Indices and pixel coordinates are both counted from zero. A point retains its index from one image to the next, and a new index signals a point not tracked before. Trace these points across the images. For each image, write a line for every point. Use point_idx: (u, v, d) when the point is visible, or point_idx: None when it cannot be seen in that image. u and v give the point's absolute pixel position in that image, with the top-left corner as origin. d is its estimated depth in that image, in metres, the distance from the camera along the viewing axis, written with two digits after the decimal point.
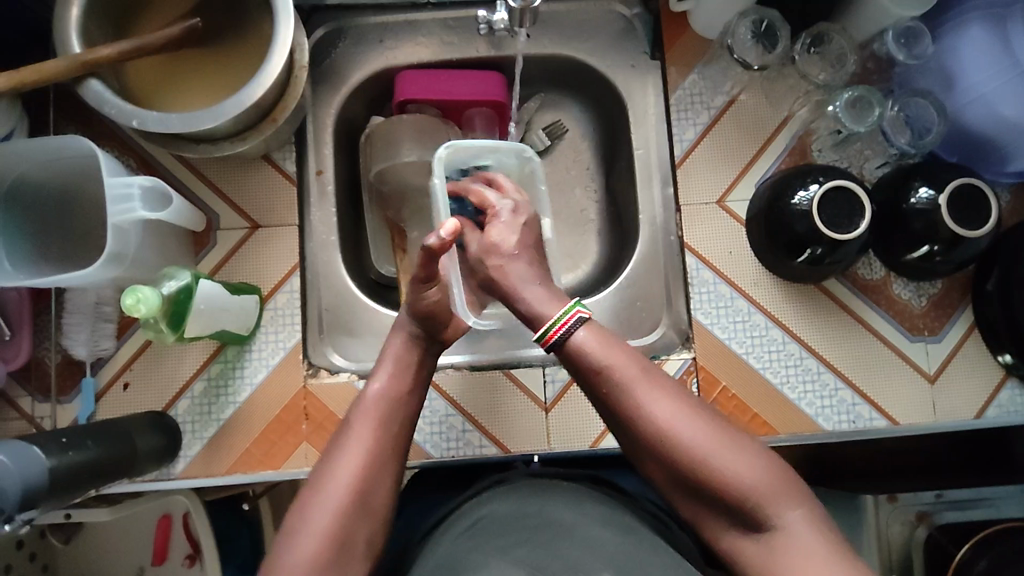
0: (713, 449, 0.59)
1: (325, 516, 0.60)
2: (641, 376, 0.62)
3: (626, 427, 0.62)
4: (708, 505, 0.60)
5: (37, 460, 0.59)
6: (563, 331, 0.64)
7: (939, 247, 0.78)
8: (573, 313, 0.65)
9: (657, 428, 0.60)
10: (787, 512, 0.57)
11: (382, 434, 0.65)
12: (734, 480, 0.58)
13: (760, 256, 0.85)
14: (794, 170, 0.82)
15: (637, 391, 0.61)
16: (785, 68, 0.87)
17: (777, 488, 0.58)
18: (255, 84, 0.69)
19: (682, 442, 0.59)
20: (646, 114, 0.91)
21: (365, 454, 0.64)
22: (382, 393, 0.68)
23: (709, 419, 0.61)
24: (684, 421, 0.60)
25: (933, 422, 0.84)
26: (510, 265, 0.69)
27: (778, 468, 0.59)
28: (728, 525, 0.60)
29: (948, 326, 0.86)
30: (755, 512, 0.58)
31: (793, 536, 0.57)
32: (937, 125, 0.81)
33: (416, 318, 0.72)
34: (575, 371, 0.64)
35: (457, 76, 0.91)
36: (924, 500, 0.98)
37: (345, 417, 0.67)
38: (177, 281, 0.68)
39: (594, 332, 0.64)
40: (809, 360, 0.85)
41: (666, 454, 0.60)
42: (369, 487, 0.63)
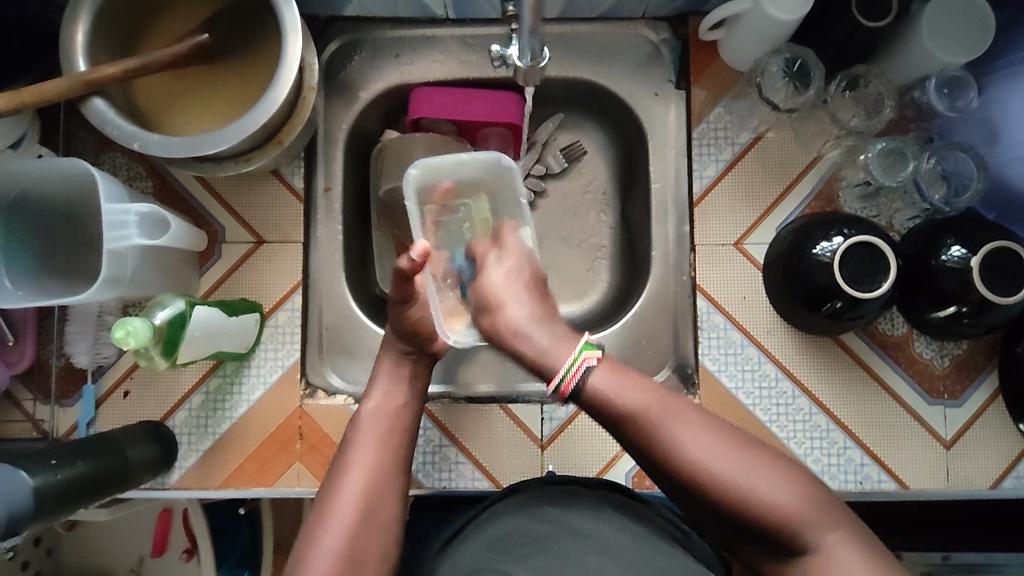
0: (751, 478, 0.57)
1: (335, 537, 0.59)
2: (666, 410, 0.60)
3: (658, 471, 0.59)
4: (751, 539, 0.58)
5: (22, 484, 0.59)
6: (578, 380, 0.61)
7: (967, 309, 0.74)
8: (583, 359, 0.62)
9: (689, 464, 0.58)
10: (827, 534, 0.56)
11: (385, 451, 0.65)
12: (775, 508, 0.56)
13: (774, 302, 0.81)
14: (818, 218, 0.78)
15: (666, 429, 0.59)
16: (817, 109, 0.82)
17: (816, 508, 0.56)
18: (258, 111, 0.67)
19: (721, 477, 0.57)
20: (666, 146, 0.87)
21: (371, 470, 0.63)
22: (379, 408, 0.69)
23: (738, 444, 0.59)
24: (717, 453, 0.58)
25: (946, 489, 0.80)
26: (511, 309, 0.67)
27: (809, 490, 0.57)
28: (775, 558, 0.57)
29: (970, 390, 0.82)
30: (800, 538, 0.56)
31: (840, 560, 0.55)
32: (976, 181, 0.75)
33: (404, 337, 0.73)
34: (598, 416, 0.62)
35: (474, 96, 0.88)
36: (930, 561, 0.89)
37: (346, 438, 0.68)
38: (170, 309, 0.66)
39: (612, 374, 0.62)
40: (819, 416, 0.81)
41: (701, 489, 0.57)
42: (377, 504, 0.62)
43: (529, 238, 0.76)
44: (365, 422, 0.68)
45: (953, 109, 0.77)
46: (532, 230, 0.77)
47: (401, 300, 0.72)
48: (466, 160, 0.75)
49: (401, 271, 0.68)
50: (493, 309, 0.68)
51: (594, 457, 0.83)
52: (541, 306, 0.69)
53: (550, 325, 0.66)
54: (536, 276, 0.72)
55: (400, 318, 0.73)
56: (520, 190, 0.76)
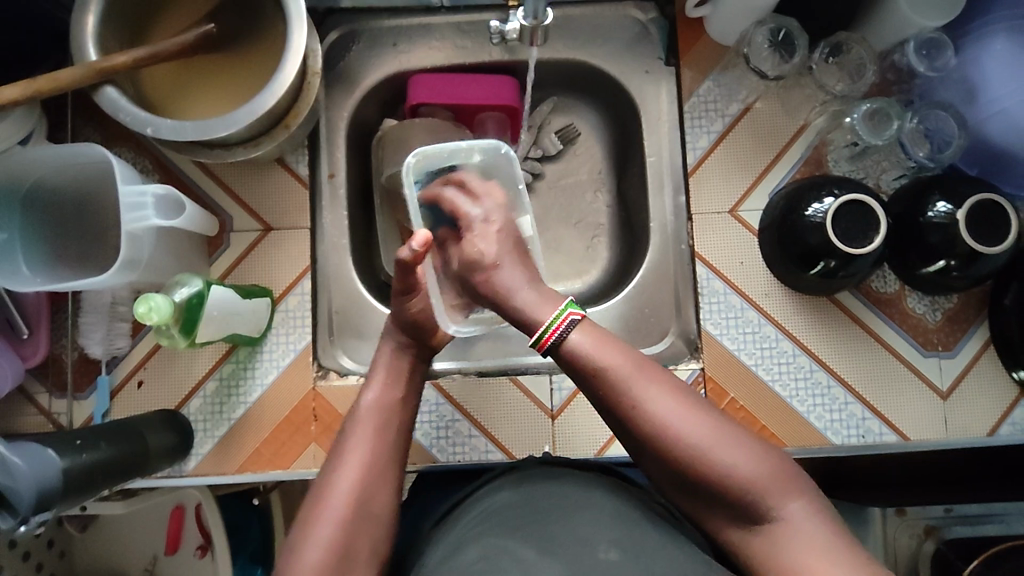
0: (713, 443, 0.57)
1: (328, 530, 0.59)
2: (640, 372, 0.59)
3: (625, 428, 0.60)
4: (706, 500, 0.58)
5: (52, 461, 0.61)
6: (559, 335, 0.61)
7: (955, 262, 0.77)
8: (566, 315, 0.62)
9: (657, 425, 0.58)
10: (788, 504, 0.56)
11: (381, 444, 0.64)
12: (734, 474, 0.56)
13: (771, 265, 0.84)
14: (809, 181, 0.81)
15: (635, 389, 0.59)
16: (802, 77, 0.85)
17: (775, 478, 0.56)
18: (266, 93, 0.69)
19: (682, 439, 0.57)
20: (659, 121, 0.90)
21: (366, 462, 0.62)
22: (377, 403, 0.67)
23: (704, 409, 0.59)
24: (682, 415, 0.58)
25: (945, 438, 0.83)
26: (501, 269, 0.67)
27: (774, 461, 0.58)
28: (728, 522, 0.58)
29: (962, 342, 0.85)
30: (756, 504, 0.56)
31: (794, 528, 0.55)
32: (957, 138, 0.79)
33: (405, 327, 0.72)
34: (573, 374, 0.62)
35: (470, 80, 0.90)
36: (933, 514, 0.97)
37: (341, 429, 0.67)
38: (189, 288, 0.69)
39: (589, 331, 0.61)
40: (819, 373, 0.84)
41: (666, 450, 0.58)
42: (371, 496, 0.61)
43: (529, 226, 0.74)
44: (362, 414, 0.66)
45: (932, 69, 0.81)
46: (529, 216, 0.75)
47: (402, 290, 0.71)
48: (463, 147, 0.77)
49: (402, 262, 0.69)
50: (483, 273, 0.67)
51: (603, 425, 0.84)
52: (528, 267, 0.68)
53: (539, 285, 0.66)
54: (520, 239, 0.71)
55: (401, 308, 0.72)
56: (519, 178, 0.76)
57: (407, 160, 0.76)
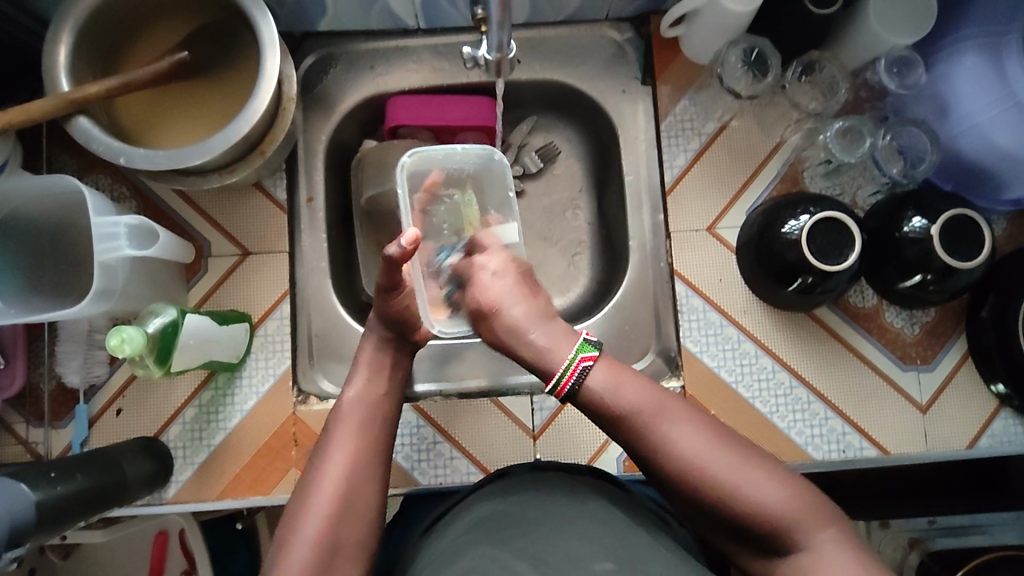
0: (736, 476, 0.57)
1: (312, 526, 0.59)
2: (659, 412, 0.60)
3: (650, 467, 0.60)
4: (739, 536, 0.58)
5: (24, 497, 0.60)
6: (575, 380, 0.63)
7: (931, 276, 0.77)
8: (578, 361, 0.64)
9: (680, 460, 0.58)
10: (816, 533, 0.55)
11: (365, 441, 0.65)
12: (764, 507, 0.56)
13: (750, 283, 0.85)
14: (784, 198, 0.81)
15: (659, 428, 0.60)
16: (776, 96, 0.86)
17: (806, 508, 0.56)
18: (240, 121, 0.69)
19: (711, 476, 0.57)
20: (637, 139, 0.91)
21: (348, 459, 0.63)
22: (359, 398, 0.68)
23: (731, 443, 0.59)
24: (709, 450, 0.58)
25: (926, 451, 0.83)
26: (508, 310, 0.69)
27: (800, 490, 0.57)
28: (761, 556, 0.57)
29: (941, 355, 0.85)
30: (789, 537, 0.55)
31: (828, 559, 0.54)
32: (930, 154, 0.80)
33: (386, 323, 0.72)
34: (593, 416, 0.63)
35: (449, 101, 0.91)
36: (918, 526, 0.96)
37: (325, 429, 0.67)
38: (163, 318, 0.68)
39: (608, 372, 0.63)
40: (799, 390, 0.84)
41: (691, 485, 0.58)
42: (358, 494, 0.61)
43: (513, 233, 0.77)
44: (345, 410, 0.67)
45: (903, 87, 0.82)
46: (516, 225, 0.78)
47: (388, 287, 0.69)
48: (457, 152, 0.78)
49: (388, 260, 0.65)
50: (491, 315, 0.70)
51: (585, 445, 0.84)
52: (536, 303, 0.70)
53: (548, 323, 0.68)
54: (528, 274, 0.73)
55: (386, 304, 0.70)
56: (511, 185, 0.78)
57: (401, 158, 0.76)
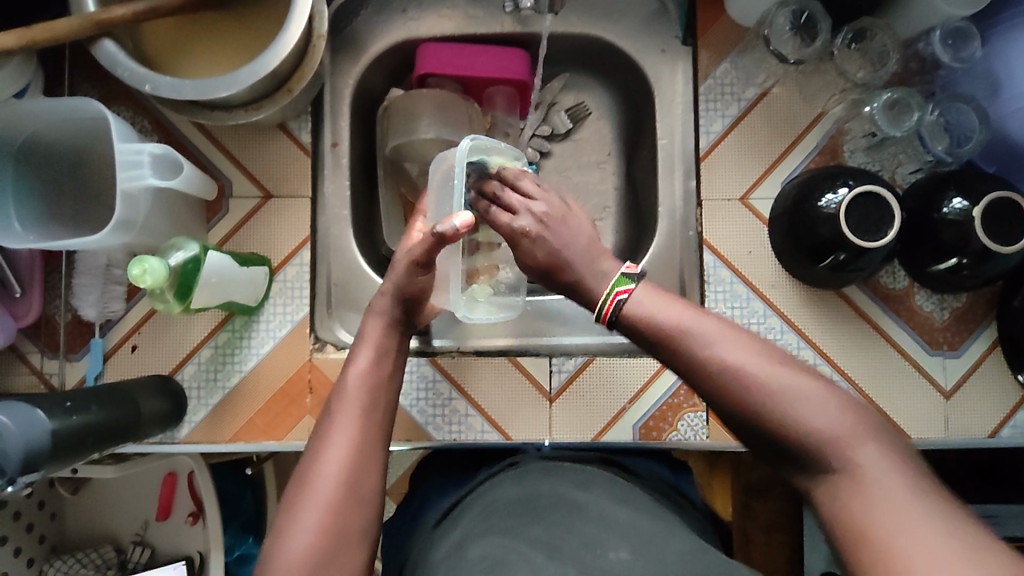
0: (775, 381, 0.52)
1: (315, 515, 0.56)
2: (696, 318, 0.56)
3: (685, 372, 0.56)
4: (774, 450, 0.52)
5: (41, 423, 0.60)
6: (614, 310, 0.58)
7: (967, 260, 0.75)
8: (614, 294, 0.59)
9: (715, 364, 0.54)
10: (863, 449, 0.49)
11: (367, 425, 0.61)
12: (804, 416, 0.50)
13: (780, 257, 0.83)
14: (823, 171, 0.79)
15: (695, 330, 0.55)
16: (823, 63, 0.83)
17: (851, 423, 0.50)
18: (269, 53, 0.66)
19: (748, 379, 0.52)
20: (673, 102, 0.88)
21: (351, 445, 0.59)
22: (362, 380, 0.63)
23: (775, 354, 0.54)
24: (751, 359, 0.53)
25: (945, 438, 0.82)
26: (564, 252, 0.62)
27: (850, 408, 0.51)
28: (797, 471, 0.51)
29: (968, 342, 0.83)
30: (830, 453, 0.49)
31: (874, 475, 0.48)
32: (977, 133, 0.77)
33: (398, 299, 0.67)
34: (630, 336, 0.59)
35: (482, 51, 0.88)
36: None
37: (325, 406, 0.63)
38: (185, 252, 0.67)
39: (648, 296, 0.58)
40: (822, 367, 0.83)
41: (725, 389, 0.53)
42: (359, 480, 0.58)
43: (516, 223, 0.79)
44: (346, 391, 0.62)
45: (957, 60, 0.77)
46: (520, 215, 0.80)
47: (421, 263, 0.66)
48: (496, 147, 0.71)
49: (437, 238, 0.63)
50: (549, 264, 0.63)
51: (601, 411, 0.83)
52: (584, 237, 0.63)
53: (601, 253, 0.62)
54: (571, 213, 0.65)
55: (409, 279, 0.67)
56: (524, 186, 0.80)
57: (462, 140, 0.66)
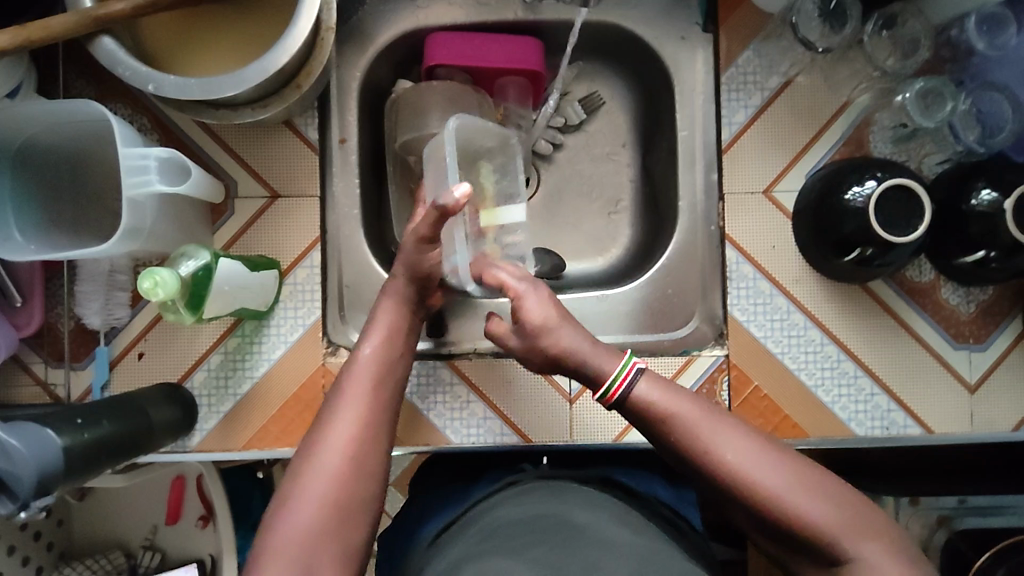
0: (784, 486, 0.55)
1: (322, 482, 0.56)
2: (708, 422, 0.59)
3: (696, 472, 0.59)
4: (780, 539, 0.57)
5: (51, 442, 0.57)
6: (625, 386, 0.61)
7: (995, 253, 0.73)
8: (631, 365, 0.62)
9: (727, 469, 0.57)
10: (863, 547, 0.53)
11: (375, 399, 0.61)
12: (811, 519, 0.54)
13: (804, 251, 0.81)
14: (849, 163, 0.77)
15: (706, 434, 0.58)
16: (851, 50, 0.81)
17: (853, 522, 0.54)
18: (279, 50, 0.63)
19: (759, 483, 0.56)
20: (694, 93, 0.85)
21: (360, 417, 0.60)
22: (373, 359, 0.64)
23: (776, 450, 0.58)
24: (755, 459, 0.57)
25: (969, 433, 0.81)
26: (561, 333, 0.64)
27: (853, 505, 0.55)
28: (804, 560, 0.56)
29: (994, 335, 0.82)
30: (833, 548, 0.54)
31: (873, 573, 0.52)
32: (1011, 123, 0.75)
33: (413, 281, 0.68)
34: (640, 424, 0.61)
35: (494, 41, 0.84)
36: (947, 504, 0.92)
37: (334, 382, 0.63)
38: (196, 262, 0.65)
39: (654, 383, 0.61)
40: (846, 363, 0.81)
41: (737, 492, 0.57)
42: (366, 452, 0.59)
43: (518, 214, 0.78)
44: (356, 367, 0.63)
45: (992, 47, 0.76)
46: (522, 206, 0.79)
47: (429, 239, 0.65)
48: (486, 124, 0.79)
49: (439, 211, 0.61)
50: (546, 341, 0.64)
51: (622, 412, 0.82)
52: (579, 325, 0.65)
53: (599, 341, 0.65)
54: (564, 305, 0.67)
55: (419, 257, 0.67)
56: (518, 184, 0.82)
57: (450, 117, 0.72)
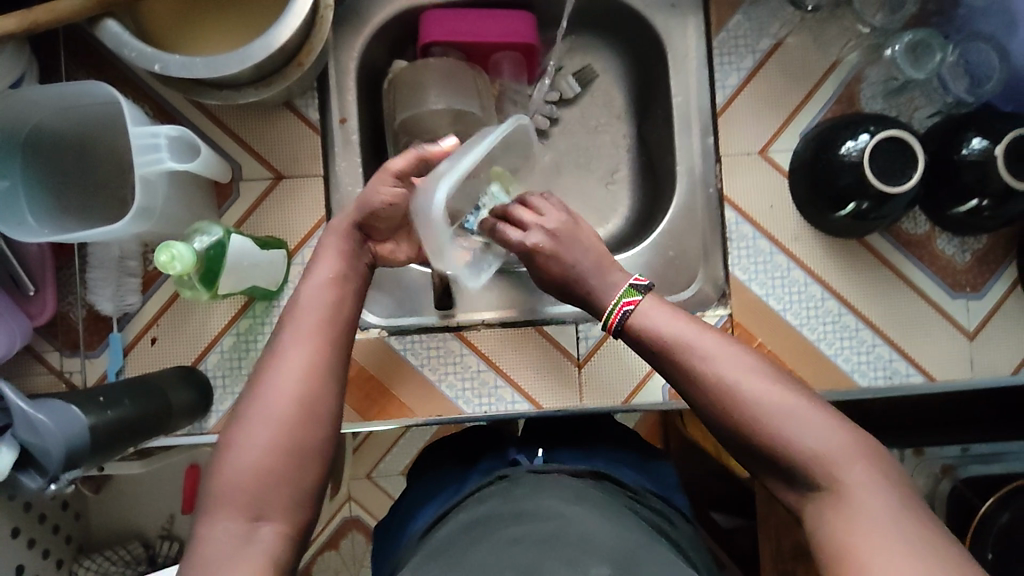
0: (776, 403, 0.52)
1: (265, 428, 0.51)
2: (705, 344, 0.56)
3: (691, 393, 0.56)
4: (770, 467, 0.53)
5: (78, 419, 0.58)
6: (621, 319, 0.61)
7: (988, 201, 0.75)
8: (621, 304, 0.62)
9: (719, 387, 0.54)
10: (852, 471, 0.49)
11: (324, 345, 0.55)
12: (802, 440, 0.51)
13: (802, 209, 0.82)
14: (842, 119, 0.78)
15: (701, 353, 0.56)
16: (839, 9, 0.82)
17: (846, 446, 0.50)
18: (280, 26, 0.64)
19: (748, 398, 0.53)
20: (686, 58, 0.86)
21: (307, 363, 0.54)
22: (323, 296, 0.58)
23: (776, 375, 0.54)
24: (752, 375, 0.54)
25: (970, 378, 0.83)
26: (574, 271, 0.65)
27: (848, 431, 0.51)
28: (794, 490, 0.52)
29: (990, 282, 0.84)
30: (822, 471, 0.50)
31: (863, 496, 0.49)
32: (998, 72, 0.77)
33: (366, 215, 0.64)
34: (639, 351, 0.61)
35: (487, 17, 0.86)
36: (950, 453, 0.94)
37: (281, 323, 0.58)
38: (209, 237, 0.66)
39: (654, 307, 0.61)
40: (848, 317, 0.83)
41: (725, 410, 0.54)
42: (315, 397, 0.53)
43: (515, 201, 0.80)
44: (303, 307, 0.57)
45: None
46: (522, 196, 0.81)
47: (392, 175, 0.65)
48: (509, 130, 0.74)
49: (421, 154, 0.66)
50: (563, 279, 0.66)
51: (629, 375, 0.83)
52: (597, 257, 0.65)
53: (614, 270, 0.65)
54: (584, 231, 0.67)
55: (375, 193, 0.64)
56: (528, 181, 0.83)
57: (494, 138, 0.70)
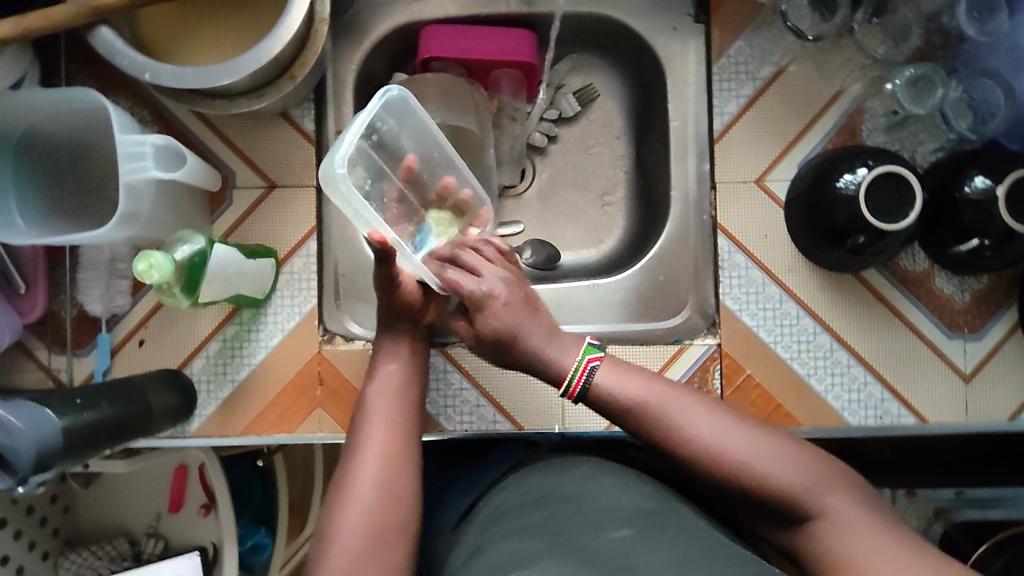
0: (750, 449, 0.58)
1: (357, 514, 0.59)
2: (673, 401, 0.62)
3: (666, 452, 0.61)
4: (754, 505, 0.59)
5: (50, 420, 0.59)
6: (584, 382, 0.64)
7: (989, 242, 0.73)
8: (585, 362, 0.64)
9: (696, 445, 0.59)
10: (828, 498, 0.56)
11: (396, 431, 0.64)
12: (777, 476, 0.57)
13: (798, 241, 0.81)
14: (842, 151, 0.77)
15: (672, 412, 0.61)
16: (842, 39, 0.81)
17: (818, 475, 0.57)
18: (272, 39, 0.64)
19: (722, 450, 0.59)
20: (686, 83, 0.85)
21: (386, 450, 0.62)
22: (390, 390, 0.67)
23: (744, 422, 0.60)
24: (725, 428, 0.60)
25: (964, 422, 0.81)
26: (523, 334, 0.65)
27: (817, 461, 0.58)
28: (779, 524, 0.59)
29: (990, 324, 0.82)
30: (801, 503, 0.56)
31: (841, 521, 0.55)
32: (1002, 109, 0.76)
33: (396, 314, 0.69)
34: (605, 413, 0.64)
35: (486, 33, 0.85)
36: (943, 496, 0.95)
37: (355, 416, 0.66)
38: (190, 246, 0.68)
39: (615, 369, 0.64)
40: (840, 352, 0.81)
41: (702, 464, 0.59)
42: (393, 479, 0.61)
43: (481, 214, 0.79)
44: (372, 400, 0.66)
45: (982, 34, 0.78)
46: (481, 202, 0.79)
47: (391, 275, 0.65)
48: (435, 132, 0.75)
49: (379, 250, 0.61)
50: (508, 338, 0.65)
51: None
52: (543, 319, 0.67)
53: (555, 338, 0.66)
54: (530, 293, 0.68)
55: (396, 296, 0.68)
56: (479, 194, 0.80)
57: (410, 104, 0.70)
